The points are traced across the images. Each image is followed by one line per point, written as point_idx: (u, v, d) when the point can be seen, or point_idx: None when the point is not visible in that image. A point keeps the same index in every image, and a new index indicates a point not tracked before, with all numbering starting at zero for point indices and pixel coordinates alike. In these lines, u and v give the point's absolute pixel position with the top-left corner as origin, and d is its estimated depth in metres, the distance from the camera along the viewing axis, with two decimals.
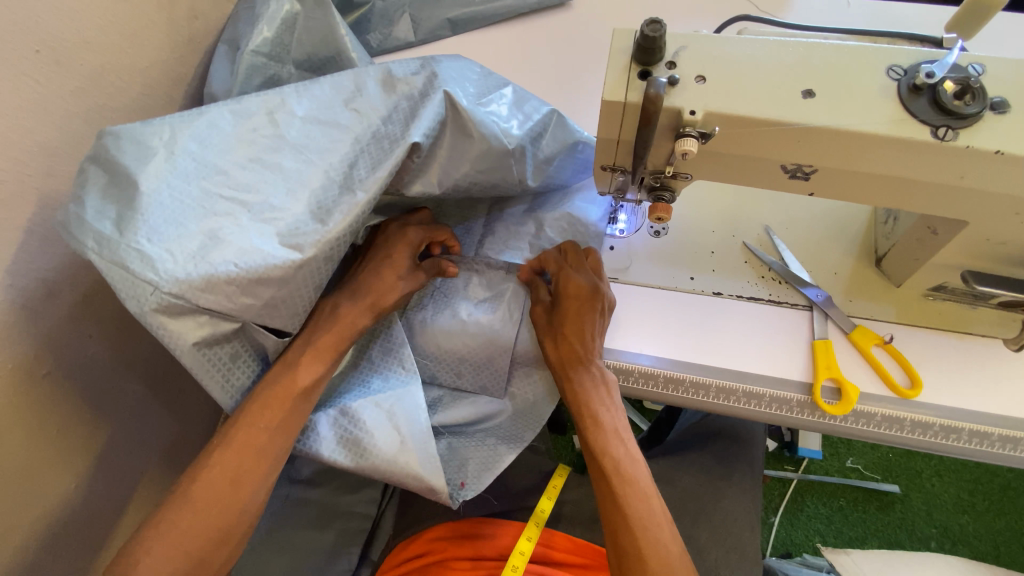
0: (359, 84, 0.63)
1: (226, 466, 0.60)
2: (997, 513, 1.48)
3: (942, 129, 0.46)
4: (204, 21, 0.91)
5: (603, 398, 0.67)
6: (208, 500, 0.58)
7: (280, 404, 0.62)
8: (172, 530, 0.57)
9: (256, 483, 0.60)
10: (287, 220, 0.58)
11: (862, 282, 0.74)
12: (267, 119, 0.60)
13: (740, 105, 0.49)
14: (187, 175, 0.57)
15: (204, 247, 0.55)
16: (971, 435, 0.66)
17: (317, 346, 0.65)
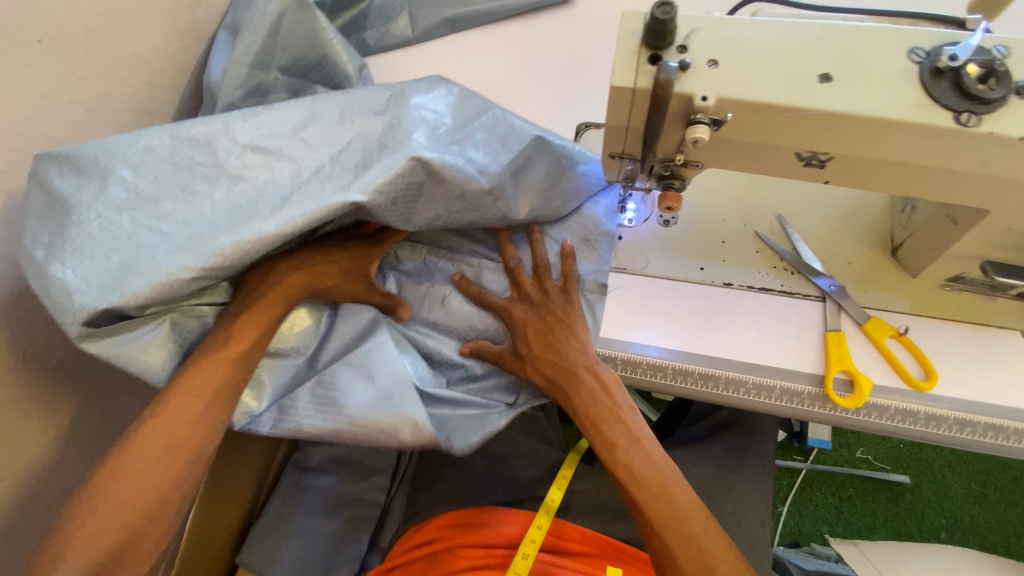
0: (311, 117, 0.62)
1: (167, 433, 0.58)
2: (1011, 505, 1.46)
3: (965, 114, 0.44)
4: (207, 8, 0.90)
5: (605, 401, 0.68)
6: (143, 466, 0.57)
7: (220, 368, 0.61)
8: (101, 505, 0.55)
9: (191, 457, 0.59)
10: (194, 245, 0.57)
11: (876, 272, 0.73)
12: (208, 147, 0.61)
13: (752, 90, 0.47)
14: (113, 203, 0.59)
15: (116, 269, 0.56)
16: (987, 428, 0.65)
17: (269, 306, 0.64)
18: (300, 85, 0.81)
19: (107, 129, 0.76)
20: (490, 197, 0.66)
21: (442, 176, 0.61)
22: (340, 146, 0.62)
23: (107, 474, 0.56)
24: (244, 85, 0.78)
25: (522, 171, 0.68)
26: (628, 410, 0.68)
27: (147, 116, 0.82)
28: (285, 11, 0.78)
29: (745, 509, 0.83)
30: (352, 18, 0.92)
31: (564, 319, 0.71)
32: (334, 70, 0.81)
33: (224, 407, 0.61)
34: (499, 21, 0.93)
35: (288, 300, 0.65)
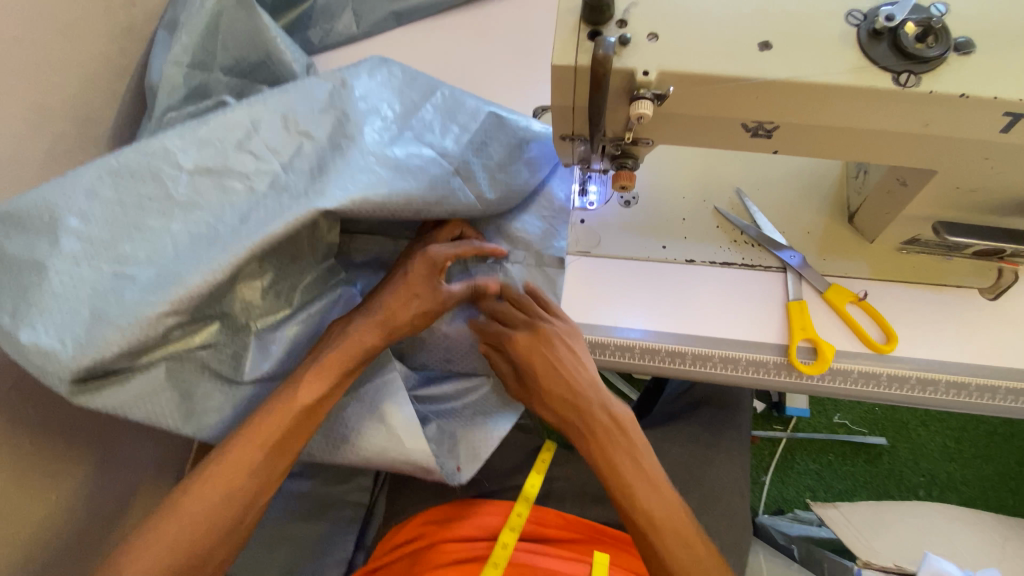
0: (255, 125, 0.61)
1: (218, 483, 0.56)
2: (984, 459, 1.50)
3: (903, 75, 0.44)
4: (143, 8, 0.86)
5: (615, 440, 0.66)
6: (196, 515, 0.55)
7: (279, 422, 0.58)
8: (142, 557, 0.53)
9: (244, 509, 0.57)
10: (170, 281, 0.55)
11: (834, 239, 0.73)
12: (155, 179, 0.59)
13: (694, 62, 0.46)
14: (68, 253, 0.55)
15: (85, 322, 0.53)
16: (949, 386, 0.66)
17: (323, 364, 0.62)
18: (243, 86, 0.78)
19: (43, 140, 0.73)
20: (459, 178, 0.66)
21: (397, 170, 0.61)
22: (293, 142, 0.62)
23: (153, 524, 0.55)
24: (183, 88, 0.75)
25: (483, 149, 0.69)
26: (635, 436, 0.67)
27: (86, 124, 0.79)
28: (224, 10, 0.75)
29: (723, 483, 0.83)
30: (296, 18, 0.90)
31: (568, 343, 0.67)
32: (279, 69, 0.78)
33: (283, 457, 0.59)
34: (447, 11, 0.91)
35: (343, 363, 0.62)
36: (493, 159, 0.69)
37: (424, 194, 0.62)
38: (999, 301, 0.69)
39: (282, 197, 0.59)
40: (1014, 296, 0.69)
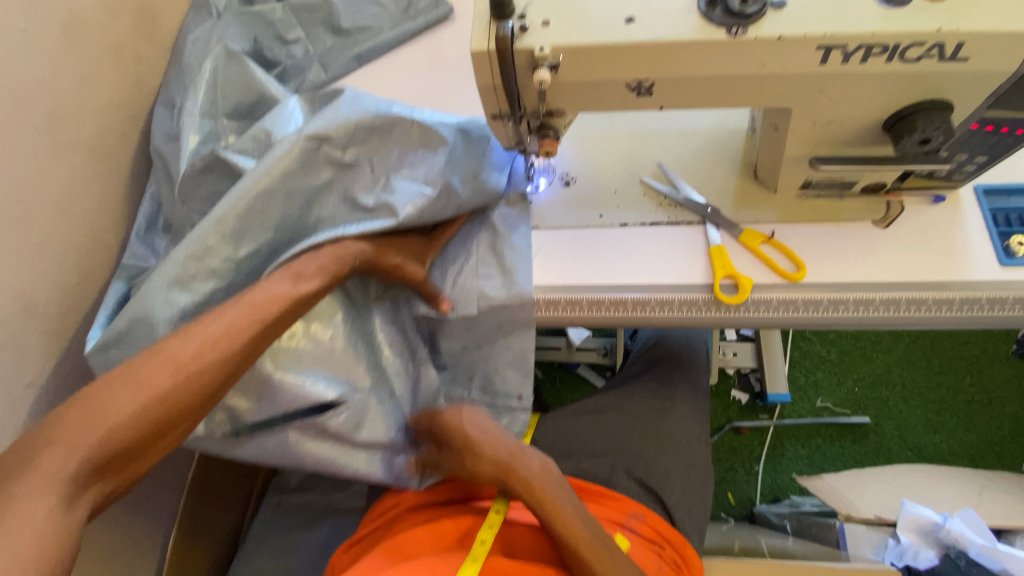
0: (274, 193, 0.75)
1: (213, 345, 0.63)
2: (967, 428, 1.53)
3: (734, 28, 0.57)
4: (149, 65, 1.02)
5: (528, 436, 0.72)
6: (220, 335, 0.64)
7: (274, 306, 0.68)
8: (133, 394, 0.58)
9: (227, 377, 0.63)
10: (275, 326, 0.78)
11: (746, 194, 0.84)
12: (215, 256, 0.73)
13: (576, 37, 0.60)
14: (170, 323, 0.72)
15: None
16: (856, 304, 0.76)
17: (320, 261, 0.74)
18: (246, 124, 0.93)
19: (63, 170, 0.86)
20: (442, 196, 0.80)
21: (380, 207, 0.79)
22: (306, 196, 0.78)
23: (135, 374, 0.59)
24: (198, 135, 0.88)
25: (457, 164, 0.80)
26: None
27: (102, 159, 0.93)
28: (218, 68, 0.92)
29: (680, 430, 0.89)
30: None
31: None
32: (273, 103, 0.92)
33: (263, 331, 0.66)
34: (404, 48, 1.07)
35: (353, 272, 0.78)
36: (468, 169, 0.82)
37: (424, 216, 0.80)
38: (891, 229, 0.78)
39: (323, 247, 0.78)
40: (905, 223, 0.78)
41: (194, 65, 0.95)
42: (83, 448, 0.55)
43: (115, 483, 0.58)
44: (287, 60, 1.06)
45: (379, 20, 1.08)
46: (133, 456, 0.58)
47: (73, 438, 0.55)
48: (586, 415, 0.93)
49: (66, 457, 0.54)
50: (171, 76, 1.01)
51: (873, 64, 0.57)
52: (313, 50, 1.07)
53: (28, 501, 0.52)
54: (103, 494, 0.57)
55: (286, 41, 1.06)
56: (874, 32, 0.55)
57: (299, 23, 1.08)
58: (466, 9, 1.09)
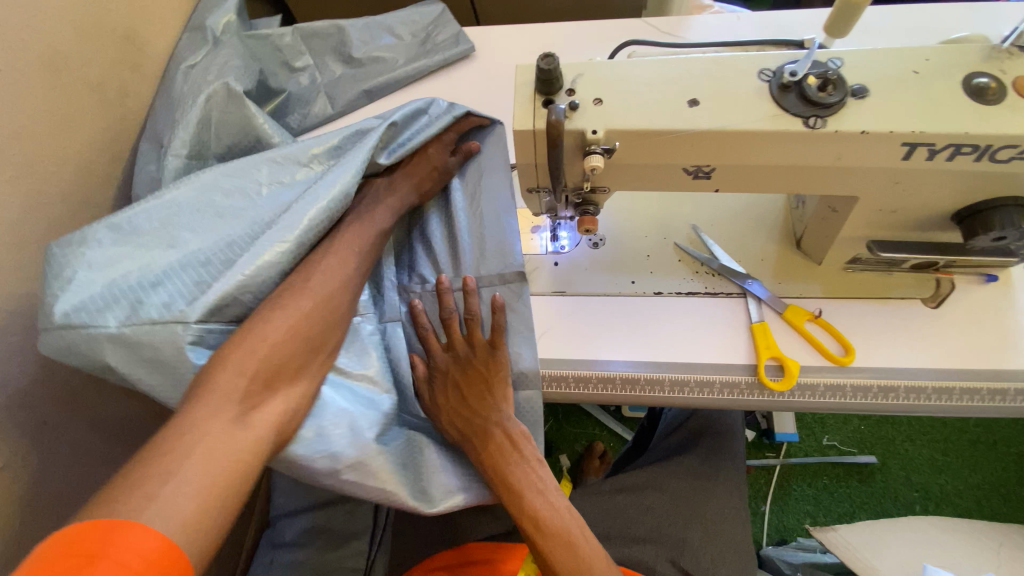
0: (249, 185, 0.70)
1: (283, 336, 0.59)
2: (972, 468, 1.50)
3: (811, 119, 0.52)
4: (136, 97, 0.93)
5: (514, 458, 0.67)
6: (284, 339, 0.59)
7: (330, 285, 0.65)
8: (212, 415, 0.52)
9: (309, 347, 0.61)
10: (210, 266, 0.62)
11: (787, 264, 0.79)
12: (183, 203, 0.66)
13: (634, 120, 0.54)
14: (93, 261, 0.60)
15: (102, 311, 0.57)
16: (908, 392, 0.71)
17: (338, 257, 0.68)
18: None
19: (39, 224, 0.77)
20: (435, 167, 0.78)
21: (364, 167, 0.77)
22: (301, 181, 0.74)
23: (231, 345, 0.56)
24: (184, 175, 0.80)
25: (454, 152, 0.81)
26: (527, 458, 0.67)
27: (82, 207, 0.84)
28: (214, 102, 0.82)
29: (726, 513, 0.86)
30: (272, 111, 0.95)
31: (488, 376, 0.70)
32: (270, 149, 0.84)
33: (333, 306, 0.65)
34: (415, 87, 1.00)
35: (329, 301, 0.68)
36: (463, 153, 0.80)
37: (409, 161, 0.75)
38: (942, 309, 0.75)
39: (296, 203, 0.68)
40: (955, 303, 0.75)
41: (187, 95, 0.84)
42: (195, 477, 0.48)
43: (240, 484, 0.50)
44: (292, 87, 0.97)
45: (395, 51, 1.01)
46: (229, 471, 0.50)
47: (167, 455, 0.48)
48: (625, 492, 0.90)
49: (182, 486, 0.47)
50: (158, 108, 0.91)
51: (958, 162, 0.53)
52: (322, 78, 0.99)
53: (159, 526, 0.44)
54: (232, 489, 0.50)
55: (293, 69, 0.98)
56: (966, 132, 0.50)
57: (309, 49, 1.00)
58: (482, 44, 1.03)
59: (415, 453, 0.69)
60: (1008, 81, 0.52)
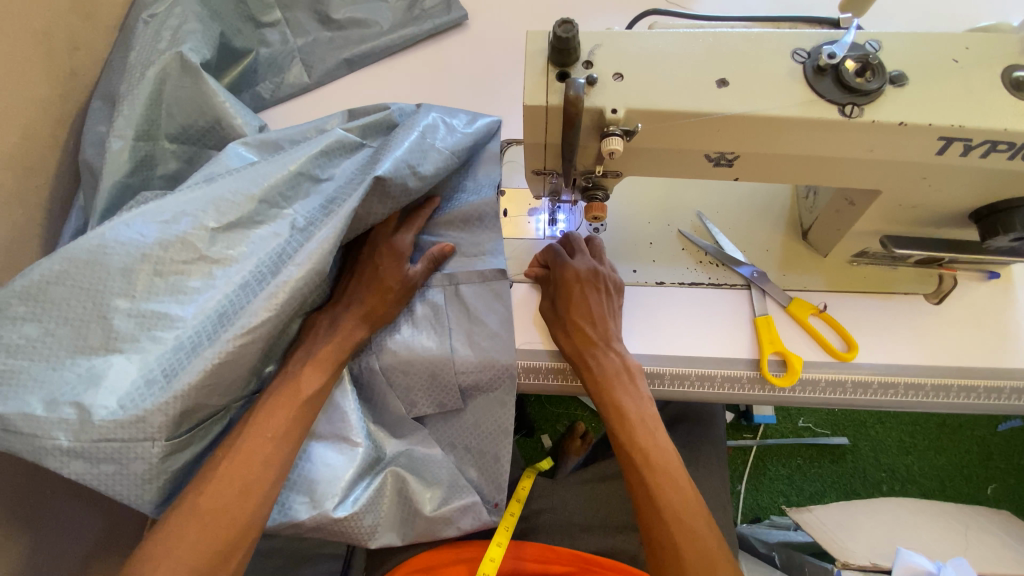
0: (188, 236, 0.62)
1: (232, 477, 0.59)
2: (937, 451, 1.54)
3: (848, 107, 0.48)
4: (89, 51, 0.83)
5: (626, 384, 0.67)
6: (236, 467, 0.60)
7: (286, 415, 0.63)
8: (174, 550, 0.56)
9: (259, 499, 0.60)
10: (159, 381, 0.57)
11: (791, 255, 0.77)
12: (140, 267, 0.60)
13: (657, 101, 0.49)
14: (42, 338, 0.58)
15: (45, 423, 0.54)
16: (908, 387, 0.70)
17: (317, 357, 0.68)
18: (193, 152, 0.77)
19: None
20: (422, 157, 0.71)
21: (341, 178, 0.71)
22: (276, 200, 0.67)
23: (180, 515, 0.57)
24: (130, 160, 0.73)
25: (440, 139, 0.74)
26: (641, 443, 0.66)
27: (28, 173, 0.75)
28: (167, 77, 0.75)
29: (703, 493, 0.88)
30: (241, 74, 0.88)
31: (587, 287, 0.71)
32: (228, 134, 0.76)
33: (288, 444, 0.63)
34: (401, 53, 0.93)
35: (337, 357, 0.68)
36: (450, 145, 0.75)
37: (406, 170, 0.69)
38: (943, 305, 0.74)
39: (279, 261, 0.65)
40: (957, 299, 0.74)
41: (135, 63, 0.75)
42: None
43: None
44: (262, 48, 0.90)
45: (378, 13, 0.92)
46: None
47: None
48: (607, 481, 0.88)
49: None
50: (115, 64, 0.82)
51: (990, 160, 0.51)
52: (296, 40, 0.91)
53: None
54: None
55: (261, 25, 0.90)
56: (1005, 128, 0.48)
57: (280, 4, 0.92)
58: (476, 8, 0.95)
59: (386, 497, 0.73)
60: None
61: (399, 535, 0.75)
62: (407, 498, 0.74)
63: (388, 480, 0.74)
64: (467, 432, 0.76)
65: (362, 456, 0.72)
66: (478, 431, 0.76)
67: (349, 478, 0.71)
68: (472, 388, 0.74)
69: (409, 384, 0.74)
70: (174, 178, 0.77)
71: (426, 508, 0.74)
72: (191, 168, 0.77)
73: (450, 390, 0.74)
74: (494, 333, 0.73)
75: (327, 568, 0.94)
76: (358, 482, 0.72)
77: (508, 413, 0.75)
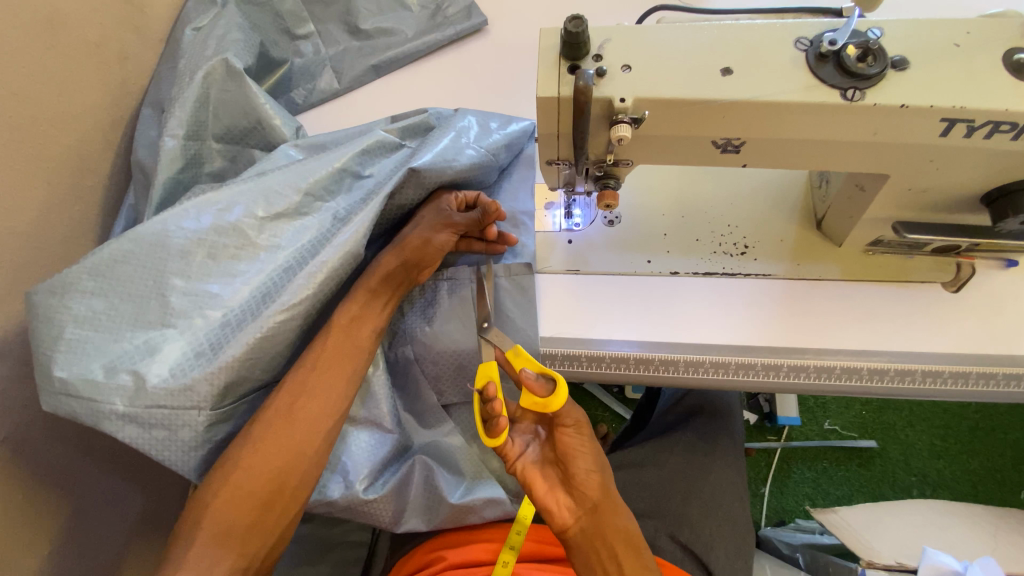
0: (239, 223, 0.68)
1: (280, 407, 0.64)
2: (970, 454, 1.47)
3: (850, 91, 0.50)
4: (137, 62, 0.90)
5: None
6: (286, 399, 0.64)
7: (332, 347, 0.68)
8: (234, 475, 0.60)
9: (309, 426, 0.64)
10: (207, 353, 0.62)
11: (805, 245, 0.78)
12: (195, 248, 0.66)
13: (665, 90, 0.52)
14: (104, 311, 0.62)
15: (106, 388, 0.59)
16: (926, 375, 0.70)
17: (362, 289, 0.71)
18: (236, 151, 0.83)
19: (39, 189, 0.76)
20: (455, 153, 0.76)
21: (379, 173, 0.75)
22: (320, 194, 0.73)
23: (238, 444, 0.62)
24: (181, 158, 0.78)
25: (474, 139, 0.79)
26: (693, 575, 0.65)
27: (84, 173, 0.82)
28: (213, 82, 0.80)
29: (721, 484, 0.87)
30: (276, 82, 0.94)
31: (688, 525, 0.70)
32: (270, 134, 0.82)
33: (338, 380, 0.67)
34: (425, 58, 0.97)
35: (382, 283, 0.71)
36: (483, 145, 0.80)
37: (439, 162, 0.74)
38: (961, 293, 0.74)
39: (319, 247, 0.70)
40: (975, 287, 0.74)
41: (183, 69, 0.81)
42: (218, 534, 0.58)
43: (246, 563, 0.59)
44: (296, 58, 0.96)
45: (404, 23, 0.97)
46: (253, 543, 0.60)
47: (190, 530, 0.58)
48: (625, 470, 0.90)
49: (205, 547, 0.57)
50: (162, 73, 0.88)
51: (995, 141, 0.52)
52: (327, 50, 0.97)
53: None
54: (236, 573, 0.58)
55: (295, 36, 0.96)
56: (1007, 109, 0.49)
57: (312, 16, 0.97)
58: (496, 15, 0.99)
59: (413, 482, 0.76)
60: None
61: (425, 521, 0.76)
62: (433, 486, 0.76)
63: (415, 468, 0.77)
64: None
65: (389, 442, 0.77)
66: None
67: (377, 464, 0.75)
68: None
69: (439, 375, 0.78)
70: (220, 176, 0.82)
71: (451, 496, 0.75)
72: (234, 166, 0.83)
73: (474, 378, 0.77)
74: (519, 328, 0.75)
75: (353, 555, 0.97)
76: (387, 467, 0.77)
77: None
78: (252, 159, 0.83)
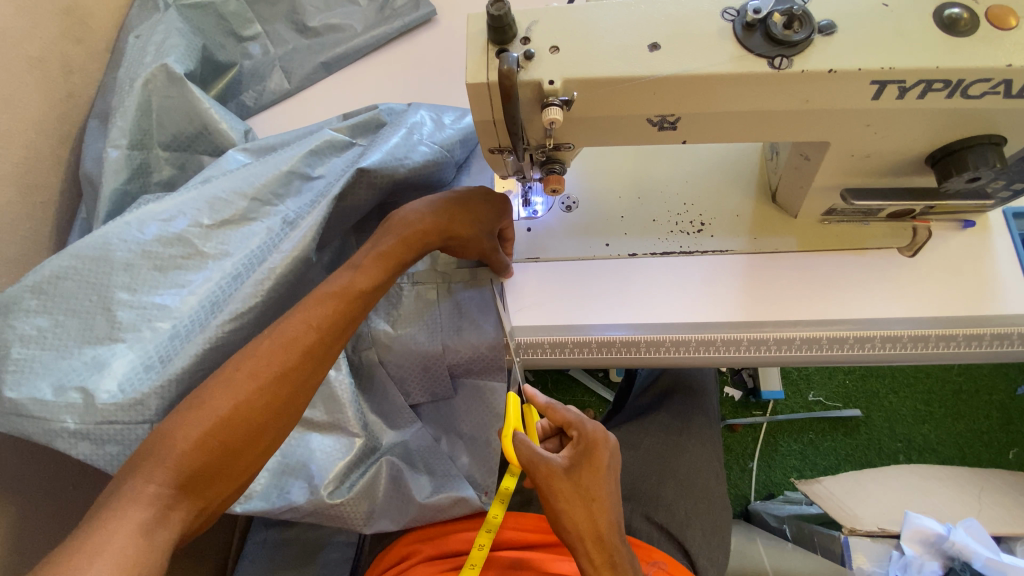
0: (185, 233, 0.67)
1: (270, 362, 0.58)
2: (955, 418, 1.47)
3: (777, 59, 0.49)
4: (82, 74, 0.88)
5: None
6: (283, 346, 0.59)
7: (334, 307, 0.62)
8: (206, 417, 0.55)
9: (296, 388, 0.59)
10: (156, 366, 0.62)
11: (762, 218, 0.78)
12: (142, 258, 0.65)
13: (593, 69, 0.51)
14: (53, 322, 0.62)
15: (54, 407, 0.58)
16: (884, 341, 0.71)
17: (383, 252, 0.66)
18: (185, 158, 0.82)
19: None
20: (406, 148, 0.75)
21: (330, 174, 0.75)
22: (267, 198, 0.72)
23: (213, 383, 0.57)
24: (126, 169, 0.77)
25: (425, 133, 0.78)
26: (606, 465, 0.63)
27: (33, 190, 0.81)
28: (154, 89, 0.79)
29: (696, 461, 0.88)
30: (225, 85, 0.92)
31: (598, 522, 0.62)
32: (218, 139, 0.81)
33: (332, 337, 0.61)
34: (375, 52, 0.96)
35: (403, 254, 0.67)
36: (434, 138, 0.79)
37: (387, 159, 0.73)
38: (918, 257, 0.74)
39: (268, 251, 0.69)
40: (931, 250, 0.74)
41: (124, 79, 0.80)
42: (178, 478, 0.53)
43: (205, 503, 0.55)
44: (245, 60, 0.94)
45: (352, 17, 0.96)
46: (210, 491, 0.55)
47: (153, 465, 0.52)
48: None
49: (163, 486, 0.52)
50: (107, 83, 0.87)
51: (930, 100, 0.51)
52: (275, 50, 0.95)
53: (118, 529, 0.49)
54: (193, 515, 0.54)
55: (242, 38, 0.95)
56: (936, 66, 0.48)
57: (258, 16, 0.96)
58: (445, 4, 0.98)
59: (382, 482, 0.77)
60: (981, 11, 0.49)
61: (394, 521, 0.76)
62: (402, 486, 0.77)
63: (383, 468, 0.77)
64: (458, 418, 0.80)
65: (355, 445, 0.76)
66: (468, 418, 0.79)
67: (342, 467, 0.75)
68: (461, 373, 0.78)
69: (405, 376, 0.79)
70: (170, 184, 0.81)
71: (419, 495, 0.75)
72: (184, 174, 0.82)
73: (440, 378, 0.78)
74: (479, 324, 0.75)
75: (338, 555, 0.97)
76: (354, 470, 0.76)
77: (497, 400, 0.77)
78: (201, 166, 0.82)
